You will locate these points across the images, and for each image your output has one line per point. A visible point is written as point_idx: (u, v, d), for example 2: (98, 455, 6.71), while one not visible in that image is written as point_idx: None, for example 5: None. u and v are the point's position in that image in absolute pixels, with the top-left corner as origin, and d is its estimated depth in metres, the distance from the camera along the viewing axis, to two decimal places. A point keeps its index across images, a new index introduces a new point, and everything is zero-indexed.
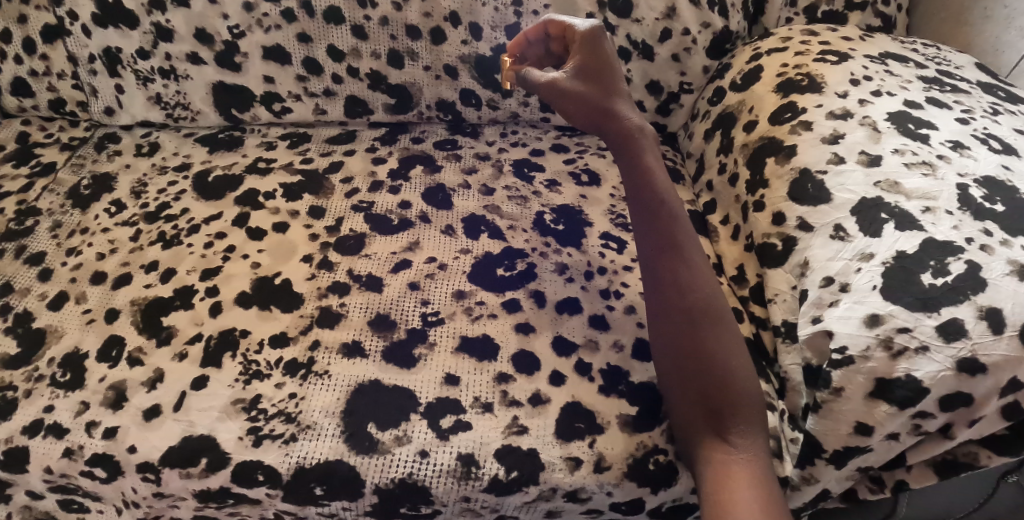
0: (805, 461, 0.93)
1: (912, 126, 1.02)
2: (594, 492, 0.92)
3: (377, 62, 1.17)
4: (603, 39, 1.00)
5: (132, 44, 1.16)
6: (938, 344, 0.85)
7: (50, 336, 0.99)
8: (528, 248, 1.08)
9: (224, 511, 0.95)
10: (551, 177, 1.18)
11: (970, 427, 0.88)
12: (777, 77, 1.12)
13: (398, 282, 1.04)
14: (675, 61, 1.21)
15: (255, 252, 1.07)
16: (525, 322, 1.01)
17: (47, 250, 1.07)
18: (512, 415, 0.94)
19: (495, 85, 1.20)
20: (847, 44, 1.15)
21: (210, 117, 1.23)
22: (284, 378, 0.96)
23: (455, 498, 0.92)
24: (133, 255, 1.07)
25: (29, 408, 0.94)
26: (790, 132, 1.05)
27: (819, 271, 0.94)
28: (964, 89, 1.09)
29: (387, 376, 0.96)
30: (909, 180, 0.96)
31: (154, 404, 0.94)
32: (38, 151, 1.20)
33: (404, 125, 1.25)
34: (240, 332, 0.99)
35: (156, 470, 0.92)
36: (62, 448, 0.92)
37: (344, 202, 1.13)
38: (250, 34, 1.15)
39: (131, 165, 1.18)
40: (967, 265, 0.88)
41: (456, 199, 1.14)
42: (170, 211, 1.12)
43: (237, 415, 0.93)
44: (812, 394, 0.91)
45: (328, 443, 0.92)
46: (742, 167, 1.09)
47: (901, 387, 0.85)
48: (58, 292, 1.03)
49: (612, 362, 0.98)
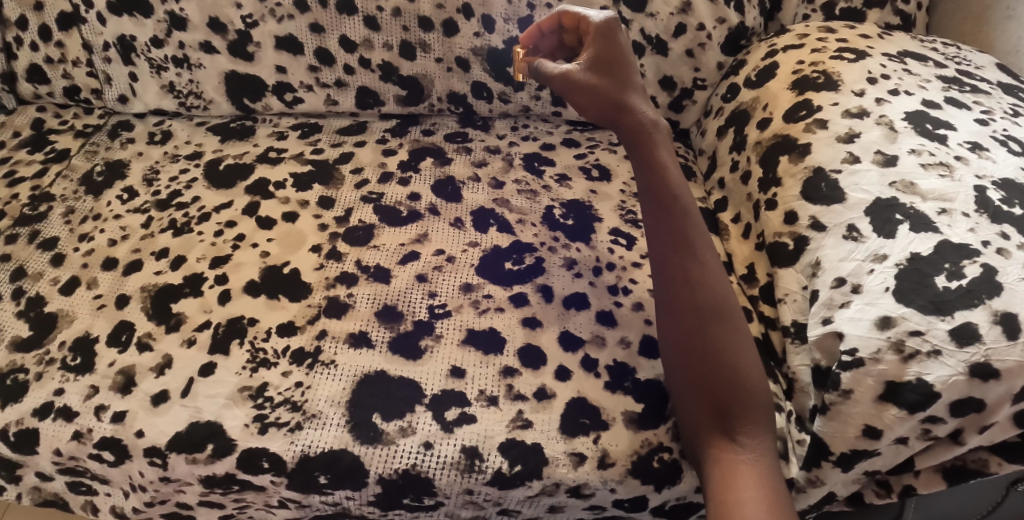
0: (811, 463, 0.92)
1: (930, 126, 1.00)
2: (597, 488, 0.92)
3: (389, 53, 1.17)
4: (617, 31, 0.99)
5: (146, 32, 1.16)
6: (951, 349, 0.84)
7: (61, 320, 1.00)
8: (536, 242, 1.08)
9: (229, 497, 0.96)
10: (561, 171, 1.17)
11: (981, 433, 0.87)
12: (793, 74, 1.10)
13: (406, 274, 1.04)
14: (689, 57, 1.20)
15: (265, 241, 1.07)
16: (532, 316, 1.01)
17: (60, 235, 1.08)
18: (517, 409, 0.94)
19: (507, 78, 1.19)
20: (865, 42, 1.13)
21: (222, 107, 1.23)
22: (290, 366, 0.96)
23: (458, 490, 0.92)
24: (144, 242, 1.07)
25: (39, 391, 0.95)
26: (804, 130, 1.03)
27: (830, 271, 0.93)
28: (984, 90, 1.07)
29: (392, 367, 0.96)
30: (926, 181, 0.95)
31: (162, 390, 0.95)
32: (52, 138, 1.21)
33: (415, 117, 1.25)
34: (248, 320, 1.00)
35: (163, 455, 0.92)
36: (71, 431, 0.93)
37: (354, 192, 1.13)
38: (262, 24, 1.15)
39: (144, 153, 1.19)
40: (983, 268, 0.87)
41: (465, 192, 1.14)
42: (182, 199, 1.12)
43: (243, 402, 0.94)
44: (820, 395, 0.91)
45: (333, 433, 0.92)
46: (754, 165, 1.08)
47: (911, 391, 0.84)
48: (70, 277, 1.04)
49: (619, 358, 0.98)
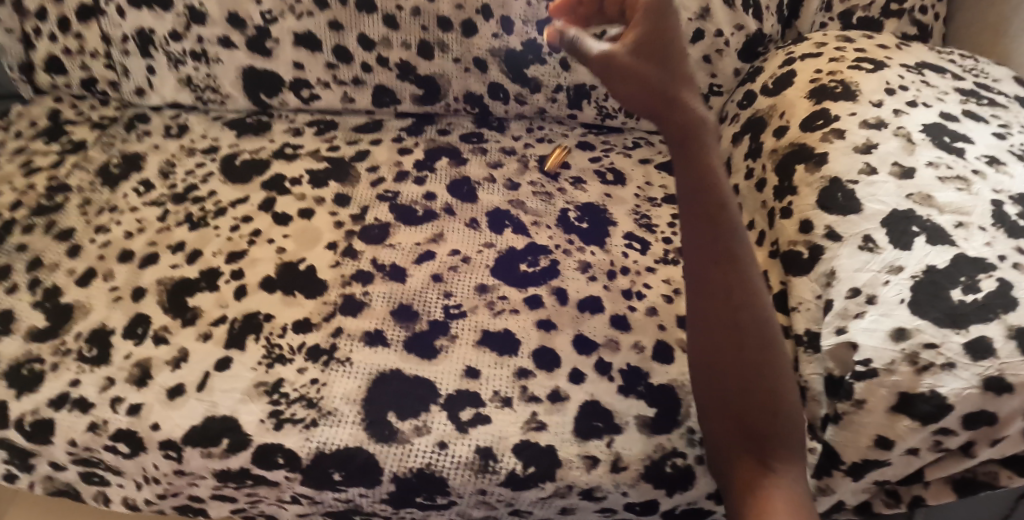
0: (822, 471, 0.93)
1: (948, 139, 1.01)
2: (609, 491, 0.93)
3: (407, 52, 1.17)
4: (669, 13, 0.91)
5: (165, 25, 1.16)
6: (965, 362, 0.85)
7: (78, 311, 1.00)
8: (552, 245, 1.08)
9: (242, 491, 0.96)
10: (577, 174, 1.18)
11: (992, 446, 0.87)
12: (811, 83, 1.10)
13: (421, 274, 1.04)
14: (706, 63, 1.20)
15: (281, 237, 1.07)
16: (547, 318, 1.01)
17: (77, 226, 1.08)
18: (531, 410, 0.94)
19: (524, 79, 1.19)
20: (883, 52, 1.13)
21: (239, 102, 1.23)
22: (306, 363, 0.96)
23: (471, 490, 0.93)
24: (160, 235, 1.07)
25: (56, 381, 0.95)
26: (821, 139, 1.03)
27: (845, 282, 0.93)
28: (1001, 103, 1.08)
29: (408, 366, 0.96)
30: (943, 194, 0.95)
31: (177, 384, 0.95)
32: (68, 129, 1.21)
33: (431, 116, 1.26)
34: (264, 316, 1.00)
35: (178, 448, 0.93)
36: (87, 422, 0.94)
37: (370, 190, 1.13)
38: (282, 20, 1.15)
39: (159, 146, 1.19)
40: (999, 282, 0.87)
41: (481, 193, 1.14)
42: (198, 193, 1.12)
43: (259, 398, 0.94)
44: (832, 405, 0.91)
45: (348, 430, 0.93)
46: (770, 173, 1.07)
47: (924, 402, 0.85)
48: (86, 269, 1.04)
49: (632, 362, 0.98)
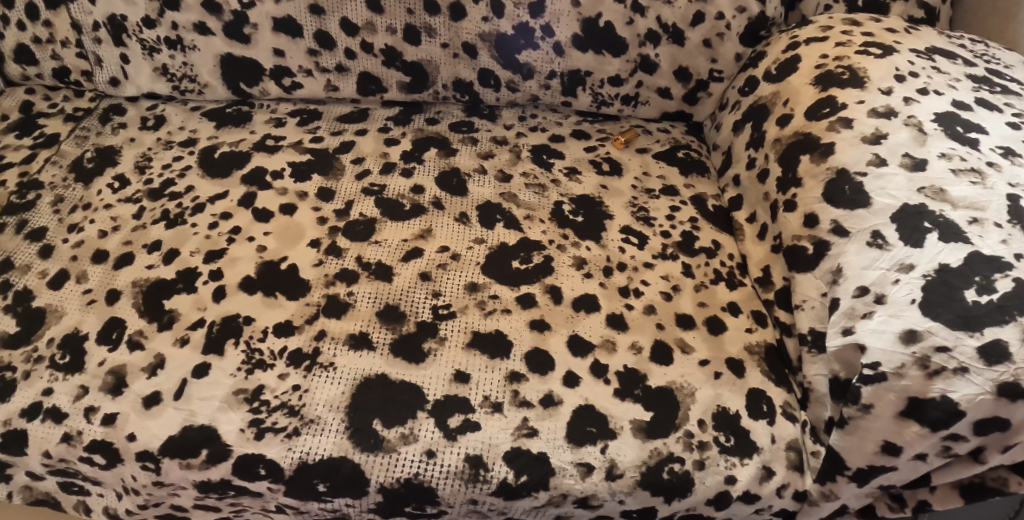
0: (825, 476, 0.90)
1: (960, 129, 0.95)
2: (605, 499, 0.89)
3: (393, 37, 1.12)
4: None
5: (138, 11, 1.11)
6: (979, 367, 0.80)
7: (50, 316, 0.96)
8: (545, 240, 1.04)
9: (225, 501, 0.93)
10: (571, 164, 1.14)
11: (1003, 453, 0.83)
12: (816, 68, 1.05)
13: (409, 272, 1.00)
14: (706, 47, 1.14)
15: (262, 235, 1.03)
16: (540, 319, 0.97)
17: (49, 225, 1.03)
18: (522, 415, 0.90)
19: (516, 66, 1.15)
20: (892, 36, 1.08)
21: (218, 91, 1.18)
22: (287, 368, 0.92)
23: (462, 500, 0.89)
24: (136, 234, 1.03)
25: (28, 390, 0.91)
26: (828, 129, 0.98)
27: (853, 280, 0.89)
28: (1015, 90, 1.02)
29: (395, 371, 0.92)
30: (956, 188, 0.90)
31: (154, 392, 0.91)
32: (41, 121, 1.16)
33: (418, 105, 1.21)
34: (244, 319, 0.95)
35: (156, 459, 0.89)
36: (61, 433, 0.90)
37: (355, 185, 1.08)
38: (259, 5, 1.09)
39: (136, 139, 1.14)
40: (1015, 283, 0.83)
41: (470, 186, 1.09)
42: (175, 188, 1.07)
43: (239, 406, 0.90)
44: (837, 408, 0.88)
45: (331, 439, 0.89)
46: (773, 163, 1.03)
47: (935, 408, 0.81)
48: (58, 270, 0.99)
49: (629, 364, 0.94)
